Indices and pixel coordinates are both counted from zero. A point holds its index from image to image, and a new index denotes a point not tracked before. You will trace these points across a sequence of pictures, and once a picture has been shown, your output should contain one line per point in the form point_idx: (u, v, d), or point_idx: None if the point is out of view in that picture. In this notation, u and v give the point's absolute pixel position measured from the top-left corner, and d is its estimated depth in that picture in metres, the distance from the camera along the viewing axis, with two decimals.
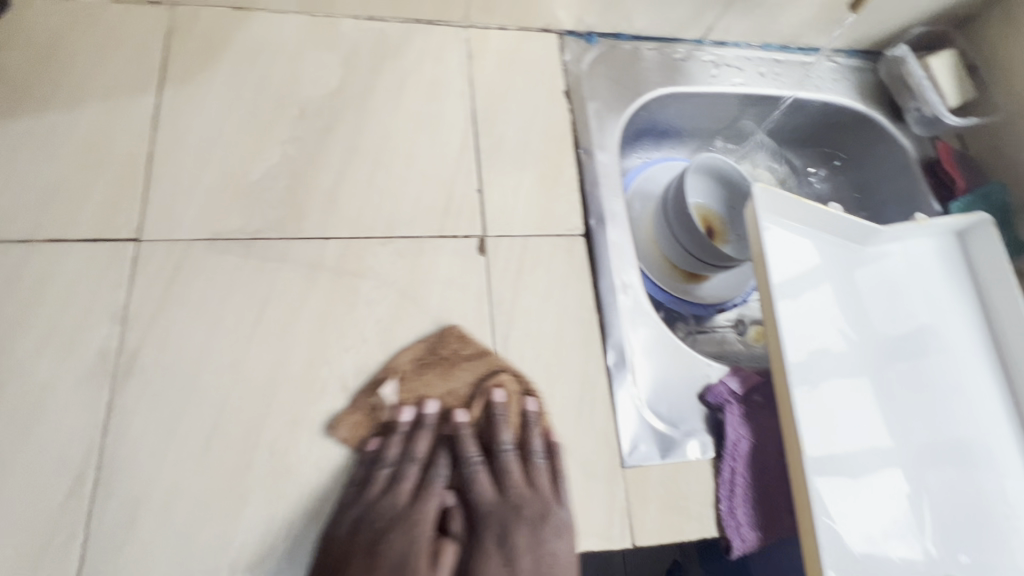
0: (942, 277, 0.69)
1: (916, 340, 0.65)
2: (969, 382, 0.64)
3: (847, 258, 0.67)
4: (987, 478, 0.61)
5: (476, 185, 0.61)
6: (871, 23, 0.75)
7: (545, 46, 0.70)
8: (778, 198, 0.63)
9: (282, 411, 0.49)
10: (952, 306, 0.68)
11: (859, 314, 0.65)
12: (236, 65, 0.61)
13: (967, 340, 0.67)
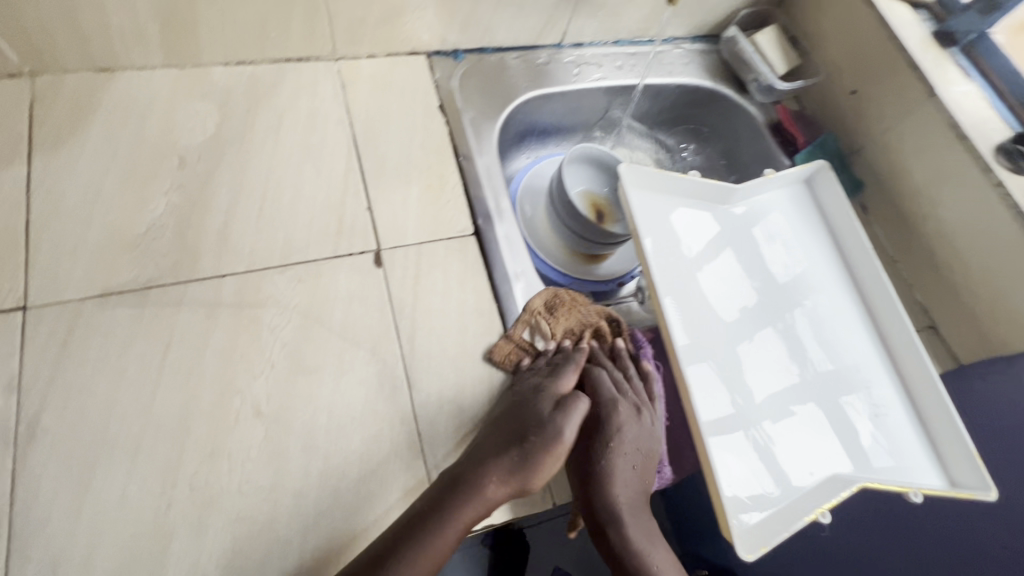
0: (796, 221, 0.78)
1: (780, 279, 0.73)
2: (829, 308, 0.73)
3: (712, 219, 0.74)
4: (857, 388, 0.69)
5: (365, 205, 0.65)
6: (702, 11, 0.84)
7: (415, 67, 0.75)
8: (644, 173, 0.69)
9: (197, 446, 0.50)
10: (807, 244, 0.77)
11: (729, 264, 0.72)
12: (108, 126, 0.62)
13: (823, 272, 0.76)
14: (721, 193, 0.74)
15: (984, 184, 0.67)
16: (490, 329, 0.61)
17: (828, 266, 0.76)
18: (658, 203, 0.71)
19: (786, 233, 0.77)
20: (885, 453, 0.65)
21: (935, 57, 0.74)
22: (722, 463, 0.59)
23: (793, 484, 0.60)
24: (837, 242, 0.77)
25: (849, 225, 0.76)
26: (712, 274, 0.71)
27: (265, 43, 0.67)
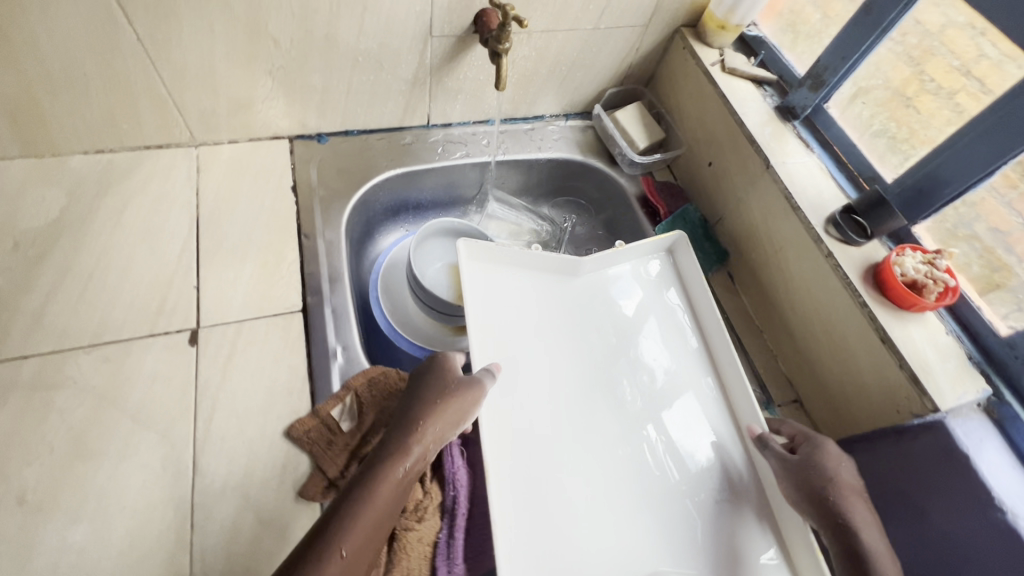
0: (656, 292, 0.72)
1: (631, 356, 0.67)
2: (687, 388, 0.66)
3: (559, 292, 0.70)
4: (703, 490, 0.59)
5: (193, 283, 0.66)
6: (566, 91, 0.88)
7: (276, 151, 0.79)
8: (480, 247, 0.67)
9: None
10: (666, 315, 0.71)
11: (570, 342, 0.66)
12: None
13: (683, 347, 0.69)
14: (564, 263, 0.70)
15: (818, 255, 0.66)
16: (295, 409, 0.60)
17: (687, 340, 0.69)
18: (492, 275, 0.68)
19: (641, 304, 0.71)
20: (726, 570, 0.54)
21: (774, 130, 0.75)
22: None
23: None
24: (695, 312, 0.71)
25: (702, 294, 0.70)
26: (548, 351, 0.65)
27: (119, 133, 0.71)
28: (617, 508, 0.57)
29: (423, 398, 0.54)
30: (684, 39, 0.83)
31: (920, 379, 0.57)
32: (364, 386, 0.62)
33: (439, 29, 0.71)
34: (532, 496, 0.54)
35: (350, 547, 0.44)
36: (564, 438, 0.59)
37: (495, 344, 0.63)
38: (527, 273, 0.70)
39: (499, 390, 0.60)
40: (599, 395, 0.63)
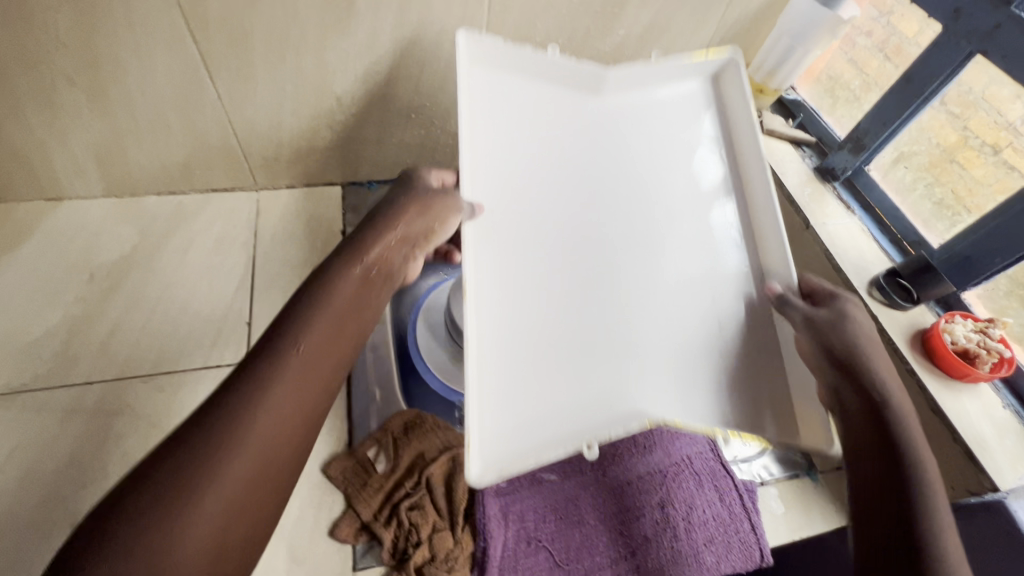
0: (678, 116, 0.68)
1: (637, 164, 0.65)
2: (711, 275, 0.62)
3: (561, 90, 0.66)
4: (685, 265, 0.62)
5: (245, 319, 0.70)
6: None
7: (329, 196, 0.84)
8: (486, 46, 0.62)
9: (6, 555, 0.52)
10: (686, 134, 0.68)
11: (554, 121, 0.65)
12: (39, 246, 0.72)
13: (696, 192, 0.66)
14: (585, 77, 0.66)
15: None
16: (333, 447, 0.61)
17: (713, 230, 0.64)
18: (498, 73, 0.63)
19: (657, 127, 0.67)
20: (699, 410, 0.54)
21: (814, 191, 0.76)
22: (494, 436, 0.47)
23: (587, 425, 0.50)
24: (727, 127, 0.69)
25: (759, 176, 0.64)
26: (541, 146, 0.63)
27: (190, 178, 0.78)
28: (609, 395, 0.53)
29: (381, 229, 0.52)
30: None
31: (976, 456, 0.55)
32: (399, 421, 0.63)
33: None
34: (508, 340, 0.52)
35: (248, 454, 0.38)
36: (552, 285, 0.57)
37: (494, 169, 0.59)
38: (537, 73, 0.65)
39: (485, 141, 0.60)
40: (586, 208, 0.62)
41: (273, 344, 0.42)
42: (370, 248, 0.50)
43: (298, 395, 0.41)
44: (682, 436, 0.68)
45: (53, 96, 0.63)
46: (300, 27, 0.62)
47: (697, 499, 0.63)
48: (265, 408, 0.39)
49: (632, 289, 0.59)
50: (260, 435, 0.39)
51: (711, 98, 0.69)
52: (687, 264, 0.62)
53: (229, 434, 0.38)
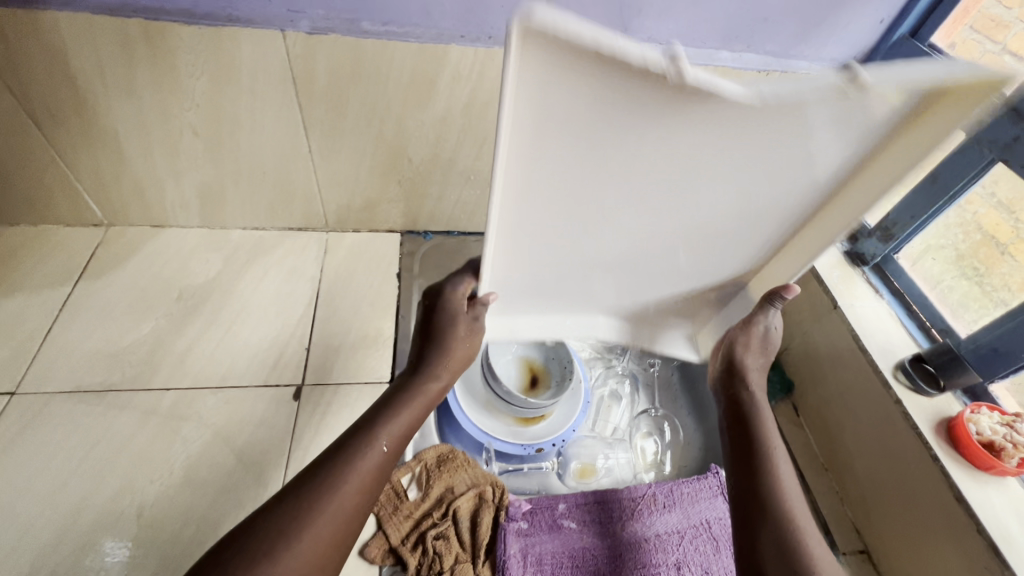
0: (826, 126, 0.42)
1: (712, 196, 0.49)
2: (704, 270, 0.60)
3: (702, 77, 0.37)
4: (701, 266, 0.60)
5: (306, 345, 0.78)
6: None
7: (389, 241, 0.93)
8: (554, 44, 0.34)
9: (79, 535, 0.59)
10: (829, 134, 0.43)
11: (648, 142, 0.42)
12: (140, 264, 0.83)
13: (808, 166, 0.46)
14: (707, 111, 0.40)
15: (886, 400, 0.67)
16: None
17: (778, 188, 0.49)
18: (562, 52, 0.34)
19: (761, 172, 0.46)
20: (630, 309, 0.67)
21: (843, 273, 0.80)
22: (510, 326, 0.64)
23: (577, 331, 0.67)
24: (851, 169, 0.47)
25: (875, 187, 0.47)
26: (612, 154, 0.43)
27: (273, 217, 0.88)
28: (582, 305, 0.64)
29: (439, 351, 0.61)
30: None
31: (1001, 550, 0.54)
32: (434, 454, 0.68)
33: None
34: (520, 289, 0.60)
35: (324, 530, 0.47)
36: (562, 262, 0.56)
37: (541, 183, 0.44)
38: (635, 86, 0.37)
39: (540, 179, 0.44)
40: (629, 209, 0.49)
41: (351, 444, 0.52)
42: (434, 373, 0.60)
43: (364, 478, 0.51)
44: (702, 500, 0.69)
45: (177, 143, 0.75)
46: (386, 101, 0.73)
47: (713, 564, 0.64)
48: (341, 497, 0.49)
49: (637, 267, 0.58)
50: (333, 516, 0.48)
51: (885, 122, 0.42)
52: (708, 259, 0.58)
53: (306, 511, 0.47)
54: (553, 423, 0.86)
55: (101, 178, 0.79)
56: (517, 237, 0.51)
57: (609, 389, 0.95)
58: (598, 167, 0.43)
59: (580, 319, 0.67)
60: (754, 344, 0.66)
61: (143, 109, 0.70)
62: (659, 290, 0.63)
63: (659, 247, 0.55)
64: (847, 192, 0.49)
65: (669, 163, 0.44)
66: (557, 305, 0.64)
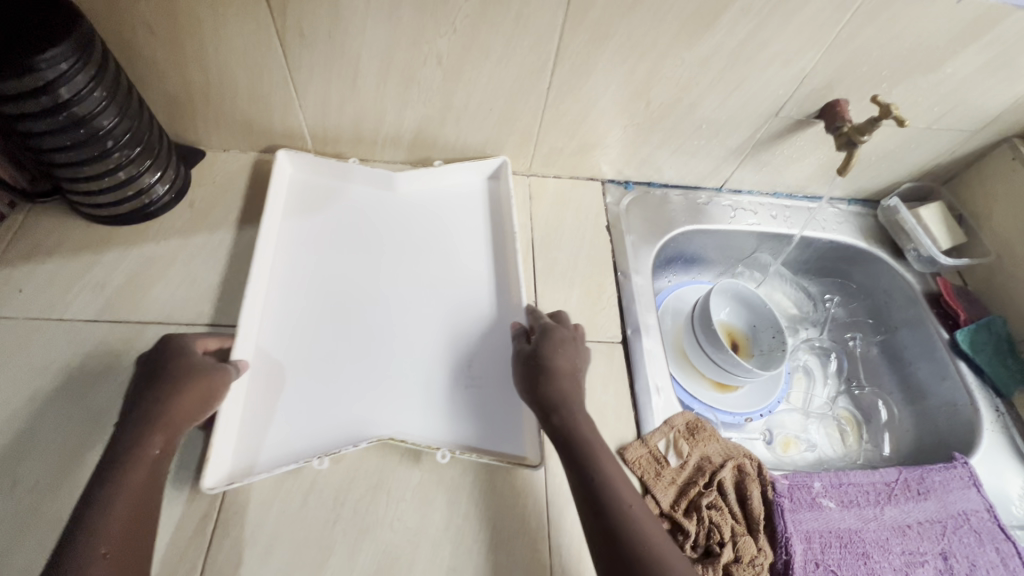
0: (427, 202, 0.81)
1: (410, 275, 0.74)
2: (446, 334, 0.69)
3: (379, 199, 0.80)
4: (408, 346, 0.67)
5: (533, 297, 0.75)
6: (864, 179, 0.90)
7: (592, 191, 0.88)
8: (305, 160, 0.79)
9: (369, 476, 0.59)
10: (463, 200, 0.82)
11: (331, 231, 0.76)
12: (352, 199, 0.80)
13: (459, 245, 0.77)
14: (347, 201, 0.79)
15: None
16: (626, 432, 0.65)
17: (457, 280, 0.74)
18: (344, 190, 0.80)
19: (416, 258, 0.75)
20: (392, 421, 0.62)
21: None
22: (284, 427, 0.60)
23: (347, 437, 0.60)
24: (503, 262, 0.77)
25: (512, 261, 0.75)
26: (345, 220, 0.77)
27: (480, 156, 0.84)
28: (365, 423, 0.61)
29: (182, 363, 0.55)
30: (1016, 150, 0.82)
31: None
32: (683, 421, 0.66)
33: (788, 109, 0.77)
34: (277, 367, 0.63)
35: (110, 539, 0.46)
36: (316, 323, 0.68)
37: (298, 246, 0.74)
38: (445, 167, 0.81)
39: (286, 287, 0.70)
40: (324, 264, 0.73)
41: (116, 452, 0.50)
42: (160, 432, 0.51)
43: (141, 494, 0.49)
44: (955, 490, 0.66)
45: (417, 73, 0.69)
46: (655, 36, 0.65)
47: (979, 558, 0.62)
48: (106, 509, 0.47)
49: (354, 341, 0.67)
50: (111, 530, 0.46)
51: (494, 201, 0.83)
52: (444, 341, 0.68)
53: (95, 521, 0.46)
54: (759, 392, 0.86)
55: (325, 107, 0.74)
56: (304, 333, 0.67)
57: (805, 361, 0.92)
58: (362, 247, 0.75)
59: (333, 423, 0.61)
60: (555, 348, 0.60)
61: (394, 33, 0.64)
62: (359, 403, 0.63)
63: (377, 304, 0.70)
64: (507, 281, 0.74)
65: (362, 230, 0.76)
66: (284, 399, 0.61)
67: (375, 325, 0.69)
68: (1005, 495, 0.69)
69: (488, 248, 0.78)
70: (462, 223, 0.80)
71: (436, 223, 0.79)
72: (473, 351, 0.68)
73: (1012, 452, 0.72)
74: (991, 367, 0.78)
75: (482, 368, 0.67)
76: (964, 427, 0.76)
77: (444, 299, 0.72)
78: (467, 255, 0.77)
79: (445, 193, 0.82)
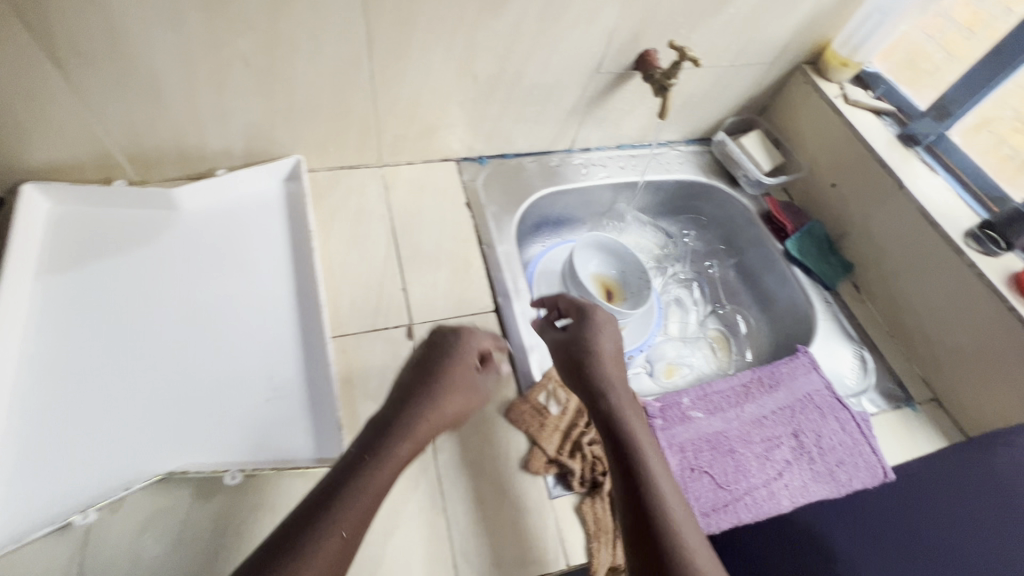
0: (213, 218, 0.76)
1: (199, 295, 0.69)
2: (241, 349, 0.66)
3: (163, 221, 0.74)
4: (199, 367, 0.63)
5: (401, 284, 0.75)
6: (694, 119, 0.99)
7: (446, 171, 0.89)
8: (60, 190, 0.71)
9: (248, 499, 0.56)
10: (261, 206, 0.78)
11: (103, 267, 0.69)
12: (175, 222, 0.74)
13: (252, 257, 0.73)
14: (117, 228, 0.72)
15: (961, 266, 0.74)
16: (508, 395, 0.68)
17: (252, 292, 0.70)
18: (117, 217, 0.73)
19: (208, 278, 0.71)
20: (178, 450, 0.58)
21: (900, 154, 0.84)
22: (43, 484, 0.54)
23: (126, 478, 0.56)
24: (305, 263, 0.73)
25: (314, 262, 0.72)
26: (123, 251, 0.70)
27: (325, 155, 0.82)
28: (148, 457, 0.57)
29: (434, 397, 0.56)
30: (807, 75, 0.93)
31: None
32: (560, 370, 0.70)
33: (607, 65, 0.82)
34: (35, 420, 0.57)
35: None
36: (84, 365, 0.61)
37: (56, 285, 0.66)
38: (232, 176, 0.76)
39: (47, 331, 0.63)
40: (97, 301, 0.66)
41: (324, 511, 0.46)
42: (403, 435, 0.52)
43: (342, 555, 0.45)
44: (800, 376, 0.76)
45: (226, 77, 0.66)
46: (460, 12, 0.67)
47: (823, 429, 0.72)
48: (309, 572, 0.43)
49: (130, 377, 0.61)
50: None
51: (292, 203, 0.79)
52: (241, 356, 0.65)
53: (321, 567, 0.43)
54: (637, 329, 0.92)
55: (134, 128, 0.69)
56: (69, 376, 0.60)
57: (675, 293, 1.00)
58: (140, 276, 0.69)
59: (103, 470, 0.56)
60: (597, 331, 0.63)
61: (187, 38, 0.61)
62: (141, 438, 0.58)
63: (162, 331, 0.65)
64: (311, 282, 0.71)
65: (140, 258, 0.70)
66: (39, 458, 0.55)
67: (160, 352, 0.64)
68: (840, 372, 0.79)
69: (288, 252, 0.74)
70: (260, 232, 0.76)
71: (231, 239, 0.74)
72: (281, 360, 0.65)
73: (841, 334, 0.84)
74: (818, 266, 0.89)
75: (286, 376, 0.64)
76: (806, 321, 0.86)
77: (240, 314, 0.69)
78: (266, 263, 0.73)
79: (239, 204, 0.78)
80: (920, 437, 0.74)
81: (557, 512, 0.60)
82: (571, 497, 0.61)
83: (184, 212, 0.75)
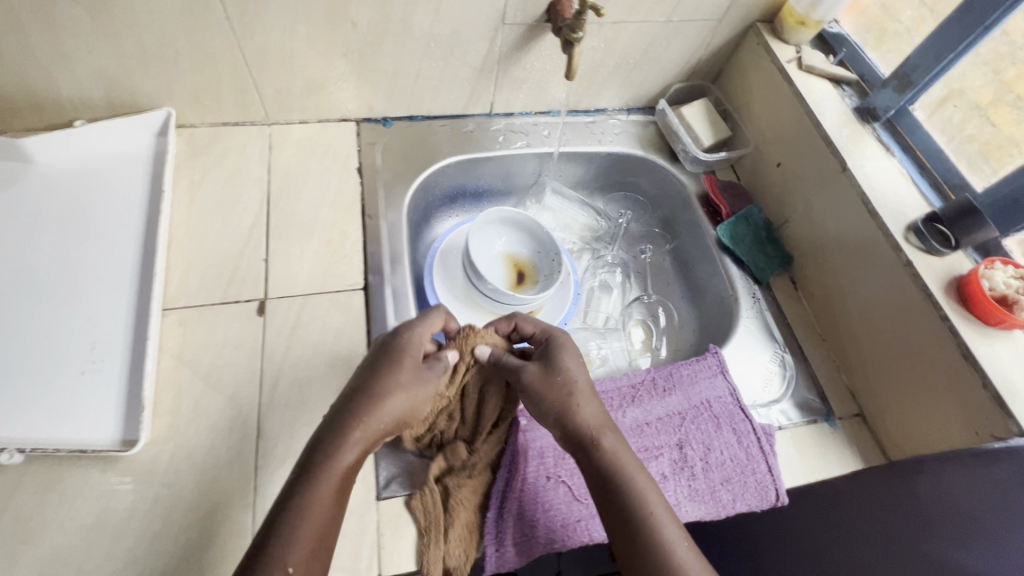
0: (68, 172, 0.70)
1: (29, 253, 0.63)
2: (63, 316, 0.60)
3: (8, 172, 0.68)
4: (10, 332, 0.58)
5: (263, 255, 0.69)
6: (634, 84, 0.88)
7: (343, 132, 0.81)
8: None
9: (38, 479, 0.52)
10: (123, 162, 0.72)
11: None
12: (22, 173, 0.68)
13: (100, 216, 0.67)
14: None
15: (897, 264, 0.63)
16: None
17: (91, 254, 0.64)
18: None
19: (44, 235, 0.64)
20: None
21: (853, 131, 0.72)
22: None
23: None
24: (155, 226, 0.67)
25: (161, 226, 0.66)
26: None
27: (201, 110, 0.75)
28: None
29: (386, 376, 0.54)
30: (760, 35, 0.80)
31: (1004, 402, 0.54)
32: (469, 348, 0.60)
33: (512, 16, 0.71)
34: None
35: None
36: None
37: None
38: (91, 128, 0.70)
39: None
40: None
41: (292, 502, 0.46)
42: (372, 412, 0.51)
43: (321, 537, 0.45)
44: (701, 380, 0.67)
45: (53, 14, 0.59)
46: None
47: (715, 442, 0.63)
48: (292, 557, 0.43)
49: None
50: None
51: (158, 160, 0.72)
52: (63, 323, 0.60)
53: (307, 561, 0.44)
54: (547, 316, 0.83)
55: None
56: None
57: (602, 278, 0.91)
58: None
59: None
60: (557, 358, 0.58)
61: None
62: None
63: None
64: (157, 248, 0.65)
65: None
66: None
67: None
68: (752, 377, 0.70)
69: (142, 213, 0.68)
70: (116, 189, 0.69)
71: (81, 195, 0.68)
72: (107, 331, 0.60)
73: (763, 335, 0.74)
74: (750, 256, 0.78)
75: (109, 348, 0.59)
76: (728, 318, 0.77)
77: (71, 277, 0.62)
78: (114, 223, 0.67)
79: (99, 158, 0.72)
80: (831, 456, 0.65)
81: (379, 515, 0.54)
82: (400, 501, 0.55)
83: (35, 164, 0.69)
